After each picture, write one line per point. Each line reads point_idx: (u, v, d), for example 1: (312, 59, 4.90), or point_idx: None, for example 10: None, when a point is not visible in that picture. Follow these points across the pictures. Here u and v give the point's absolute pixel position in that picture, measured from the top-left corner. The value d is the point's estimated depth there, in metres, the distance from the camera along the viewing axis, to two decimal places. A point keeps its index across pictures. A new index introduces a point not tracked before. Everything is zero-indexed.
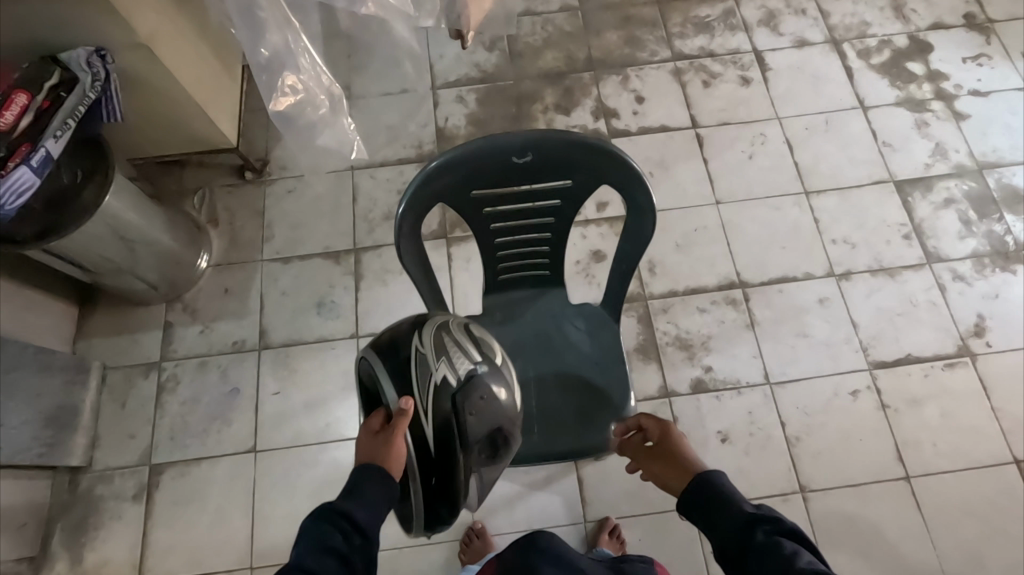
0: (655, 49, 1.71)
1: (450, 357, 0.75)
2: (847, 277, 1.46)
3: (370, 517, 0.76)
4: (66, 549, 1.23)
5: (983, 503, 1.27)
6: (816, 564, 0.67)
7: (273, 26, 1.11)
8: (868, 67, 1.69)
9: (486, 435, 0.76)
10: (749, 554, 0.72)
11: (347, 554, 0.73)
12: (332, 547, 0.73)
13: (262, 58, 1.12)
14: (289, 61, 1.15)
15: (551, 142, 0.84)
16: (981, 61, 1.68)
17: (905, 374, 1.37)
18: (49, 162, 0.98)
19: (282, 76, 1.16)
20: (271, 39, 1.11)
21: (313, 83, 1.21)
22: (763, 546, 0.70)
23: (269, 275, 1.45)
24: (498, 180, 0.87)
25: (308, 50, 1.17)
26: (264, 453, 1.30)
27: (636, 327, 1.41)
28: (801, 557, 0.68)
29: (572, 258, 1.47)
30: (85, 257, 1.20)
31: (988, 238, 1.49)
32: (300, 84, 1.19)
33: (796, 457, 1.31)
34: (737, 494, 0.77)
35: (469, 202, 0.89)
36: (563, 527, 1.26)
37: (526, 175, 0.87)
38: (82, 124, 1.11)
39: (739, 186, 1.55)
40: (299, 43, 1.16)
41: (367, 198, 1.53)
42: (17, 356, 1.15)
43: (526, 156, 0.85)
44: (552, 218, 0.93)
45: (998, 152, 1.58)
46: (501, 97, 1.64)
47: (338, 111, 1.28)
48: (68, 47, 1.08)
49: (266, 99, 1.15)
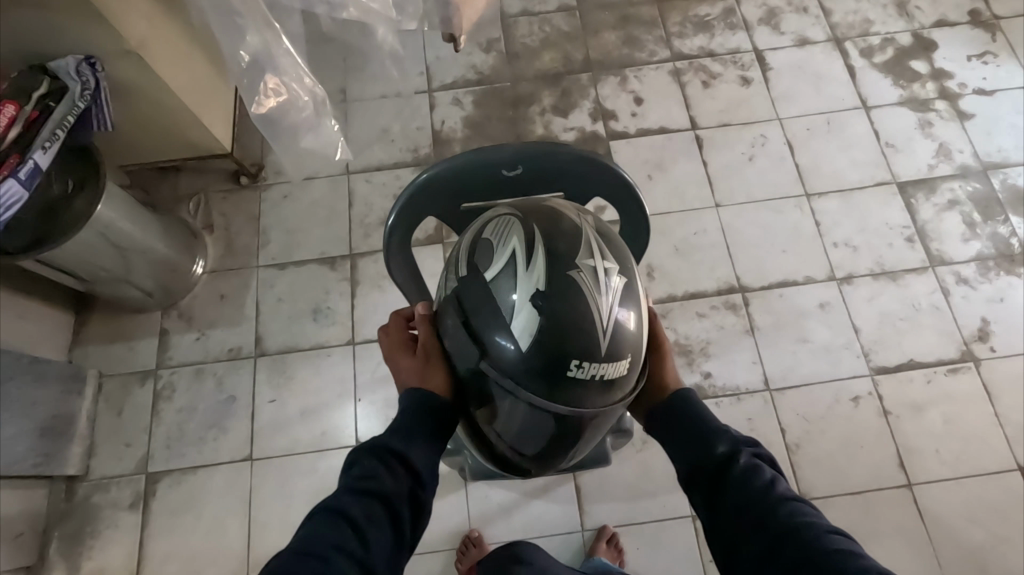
0: (654, 49, 1.69)
1: (451, 272, 0.70)
2: (848, 281, 1.45)
3: (421, 455, 0.70)
4: (63, 558, 1.23)
5: (986, 511, 1.26)
6: (791, 492, 0.66)
7: (252, 29, 1.09)
8: (870, 65, 1.67)
9: (466, 370, 0.67)
10: (726, 475, 0.68)
11: (393, 497, 0.66)
12: (376, 488, 0.65)
13: (243, 62, 1.11)
14: (270, 65, 1.14)
15: (540, 155, 0.82)
16: (986, 59, 1.66)
17: (907, 379, 1.36)
18: (37, 173, 0.97)
19: (264, 79, 1.14)
20: (250, 41, 1.10)
21: (296, 86, 1.19)
22: (743, 470, 0.67)
23: (265, 281, 1.45)
24: (489, 192, 0.85)
25: (291, 52, 1.15)
26: (261, 461, 1.30)
27: None
28: (780, 485, 0.66)
29: None
30: (79, 266, 1.20)
31: (992, 241, 1.47)
32: (282, 86, 1.17)
33: (797, 464, 1.30)
34: (709, 414, 0.74)
35: (460, 215, 0.87)
36: (560, 535, 1.25)
37: (517, 188, 0.85)
38: (70, 135, 1.10)
39: (739, 189, 1.54)
40: (281, 45, 1.13)
41: (363, 203, 1.52)
42: (11, 367, 1.15)
43: (516, 169, 0.83)
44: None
45: (1004, 152, 1.56)
46: (498, 99, 1.62)
47: (322, 114, 1.27)
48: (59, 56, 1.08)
49: (249, 103, 1.15)
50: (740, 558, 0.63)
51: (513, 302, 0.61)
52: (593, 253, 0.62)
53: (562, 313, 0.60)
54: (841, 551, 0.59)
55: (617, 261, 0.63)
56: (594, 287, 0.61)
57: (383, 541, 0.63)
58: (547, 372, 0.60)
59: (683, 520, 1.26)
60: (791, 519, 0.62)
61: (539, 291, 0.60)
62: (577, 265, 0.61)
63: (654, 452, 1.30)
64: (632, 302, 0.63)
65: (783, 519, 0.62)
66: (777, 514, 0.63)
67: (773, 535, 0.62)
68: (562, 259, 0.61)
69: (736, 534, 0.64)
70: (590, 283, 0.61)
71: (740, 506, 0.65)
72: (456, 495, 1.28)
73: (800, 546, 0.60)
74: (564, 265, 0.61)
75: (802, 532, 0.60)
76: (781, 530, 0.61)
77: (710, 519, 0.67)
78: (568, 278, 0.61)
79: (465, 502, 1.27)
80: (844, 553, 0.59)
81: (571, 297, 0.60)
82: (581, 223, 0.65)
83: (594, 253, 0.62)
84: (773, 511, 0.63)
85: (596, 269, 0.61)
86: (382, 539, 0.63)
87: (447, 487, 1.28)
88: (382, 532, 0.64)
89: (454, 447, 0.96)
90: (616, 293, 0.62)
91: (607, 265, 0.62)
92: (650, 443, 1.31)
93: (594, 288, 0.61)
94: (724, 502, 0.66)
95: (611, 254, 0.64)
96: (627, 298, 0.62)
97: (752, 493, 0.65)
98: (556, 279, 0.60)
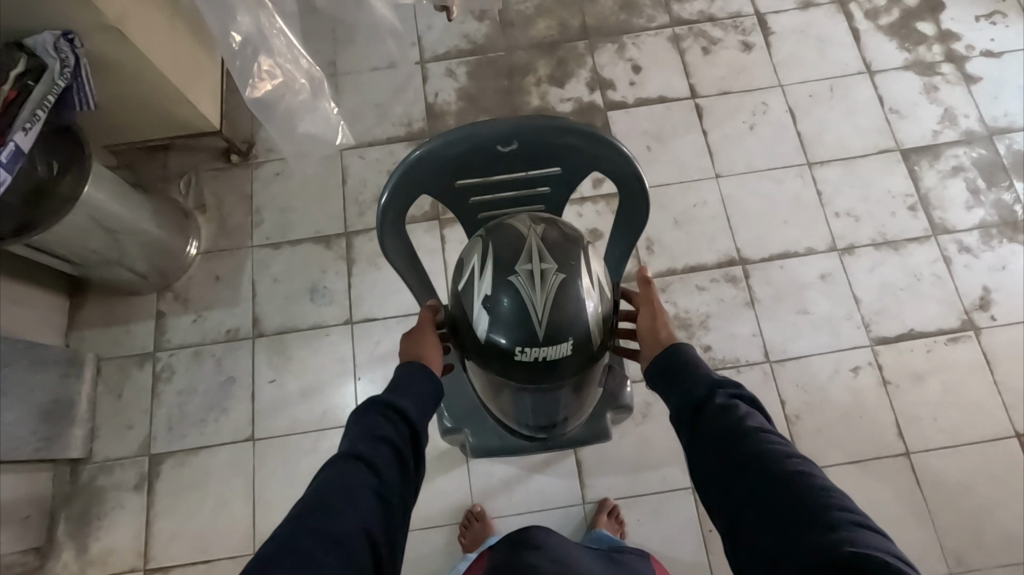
0: (653, 14, 1.64)
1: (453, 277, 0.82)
2: (850, 251, 1.44)
3: (414, 408, 0.77)
4: (70, 538, 1.25)
5: (983, 477, 1.27)
6: (765, 426, 0.70)
7: (242, 8, 1.08)
8: (875, 28, 1.63)
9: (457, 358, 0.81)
10: (704, 414, 0.73)
11: (398, 443, 0.72)
12: (384, 435, 0.72)
13: (234, 43, 1.10)
14: (262, 45, 1.12)
15: (535, 129, 0.80)
16: (995, 19, 1.62)
17: (907, 349, 1.36)
18: (18, 156, 0.95)
19: (257, 60, 1.13)
20: (241, 22, 1.08)
21: (291, 67, 1.17)
22: (720, 408, 0.72)
23: (259, 261, 1.44)
24: (483, 169, 0.84)
25: (283, 31, 1.14)
26: (262, 441, 1.31)
27: None
28: (754, 419, 0.70)
29: None
30: (69, 249, 1.19)
31: (996, 208, 1.46)
32: (276, 68, 1.15)
33: (796, 436, 1.31)
34: (700, 360, 0.80)
35: (454, 191, 0.86)
36: (561, 509, 1.27)
37: (511, 163, 0.84)
38: (53, 115, 1.08)
39: (739, 159, 1.52)
40: (273, 24, 1.12)
41: (356, 179, 1.50)
42: (8, 352, 1.14)
43: (510, 144, 0.81)
44: (541, 206, 0.90)
45: (1010, 116, 1.53)
46: (492, 69, 1.59)
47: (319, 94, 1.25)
48: (37, 32, 1.05)
49: (243, 86, 1.12)
50: (710, 486, 0.68)
51: (472, 304, 0.72)
52: (532, 258, 0.68)
53: (505, 314, 0.69)
54: (797, 473, 0.62)
55: (557, 259, 0.69)
56: (529, 290, 0.68)
57: (394, 480, 0.69)
58: (501, 360, 0.70)
59: (683, 492, 1.27)
60: (755, 448, 0.66)
61: (487, 294, 0.70)
62: (516, 270, 0.68)
63: (653, 426, 1.32)
64: (575, 298, 0.69)
65: (749, 448, 0.66)
66: (744, 445, 0.67)
67: (738, 460, 0.66)
68: (504, 266, 0.69)
69: (706, 464, 0.69)
70: (526, 286, 0.68)
71: (715, 440, 0.70)
72: (458, 471, 1.29)
73: (763, 472, 0.64)
74: (506, 271, 0.69)
75: (764, 459, 0.65)
76: (745, 457, 0.66)
77: (689, 453, 0.72)
78: (510, 282, 0.68)
79: (467, 478, 1.29)
80: (802, 476, 0.62)
81: (511, 298, 0.68)
82: (529, 231, 0.70)
83: (534, 256, 0.68)
84: (740, 441, 0.68)
85: (533, 272, 0.68)
86: (394, 478, 0.69)
87: (449, 463, 1.30)
88: (394, 472, 0.69)
89: (454, 425, 0.96)
90: (554, 291, 0.68)
91: (547, 266, 0.68)
92: (650, 417, 1.32)
93: (532, 290, 0.68)
94: (699, 438, 0.71)
95: (553, 255, 0.69)
96: (568, 294, 0.68)
97: (727, 426, 0.70)
98: (500, 284, 0.69)
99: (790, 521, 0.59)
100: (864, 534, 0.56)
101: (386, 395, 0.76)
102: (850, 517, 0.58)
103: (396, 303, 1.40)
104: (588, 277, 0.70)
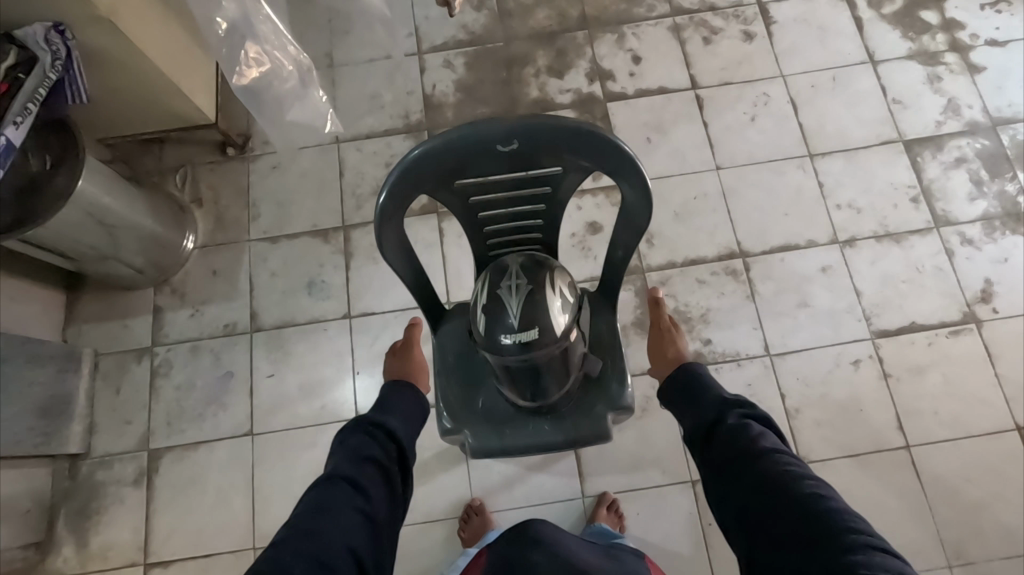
0: (653, 4, 1.63)
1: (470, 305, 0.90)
2: (851, 243, 1.43)
3: (401, 428, 0.81)
4: (70, 533, 1.25)
5: (983, 470, 1.27)
6: (777, 444, 0.73)
7: None
8: (879, 17, 1.61)
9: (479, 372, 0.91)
10: (717, 434, 0.76)
11: (385, 461, 0.76)
12: (371, 455, 0.75)
13: (219, 29, 1.09)
14: (249, 33, 1.11)
15: (536, 130, 0.79)
16: (999, 7, 1.60)
17: (908, 342, 1.36)
18: (8, 151, 0.95)
19: (243, 47, 1.12)
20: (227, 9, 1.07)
21: (279, 55, 1.16)
22: (734, 427, 0.75)
23: (257, 255, 1.43)
24: (483, 168, 0.83)
25: (270, 18, 1.13)
26: (262, 436, 1.31)
27: (634, 301, 1.39)
28: (766, 438, 0.73)
29: (568, 230, 1.45)
30: (63, 244, 1.18)
31: (999, 199, 1.45)
32: (263, 55, 1.14)
33: (795, 429, 1.31)
34: (712, 384, 0.84)
35: (453, 190, 0.85)
36: (561, 503, 1.27)
37: (511, 162, 0.82)
38: (44, 107, 1.07)
39: (741, 151, 1.50)
40: (260, 11, 1.11)
41: (354, 172, 1.49)
42: (4, 346, 1.14)
43: (510, 144, 0.80)
44: (542, 205, 0.90)
45: (1013, 106, 1.52)
46: (491, 60, 1.57)
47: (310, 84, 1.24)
48: (28, 22, 1.04)
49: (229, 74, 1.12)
50: (725, 505, 0.72)
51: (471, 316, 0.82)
52: (510, 274, 0.78)
53: (492, 319, 0.78)
54: (809, 493, 0.65)
55: (532, 276, 0.78)
56: (507, 298, 0.77)
57: (382, 497, 0.73)
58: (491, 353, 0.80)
59: (683, 486, 1.27)
60: (767, 468, 0.69)
61: (480, 305, 0.80)
62: (499, 284, 0.78)
63: (653, 420, 1.32)
64: (544, 304, 0.78)
65: (762, 468, 0.69)
66: (757, 465, 0.70)
67: (751, 479, 0.69)
68: (491, 281, 0.79)
69: (721, 482, 0.72)
70: (505, 296, 0.78)
71: (728, 460, 0.73)
72: (458, 467, 1.29)
73: (775, 492, 0.67)
74: (491, 285, 0.79)
75: (781, 477, 0.68)
76: (763, 475, 0.69)
77: (704, 472, 0.76)
78: (493, 293, 0.78)
79: (466, 473, 1.29)
80: (814, 495, 0.65)
81: (491, 307, 0.78)
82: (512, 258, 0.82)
83: (512, 274, 0.78)
84: (756, 459, 0.71)
85: (510, 286, 0.78)
86: (380, 496, 0.73)
87: (450, 458, 1.30)
88: (381, 490, 0.73)
89: (454, 427, 0.96)
90: (526, 299, 0.77)
91: (519, 281, 0.78)
92: (650, 411, 1.32)
93: (507, 299, 0.77)
94: (714, 457, 0.75)
95: (527, 273, 0.79)
96: (538, 301, 0.77)
97: (739, 446, 0.73)
98: (487, 297, 0.79)
99: (803, 541, 0.62)
100: (875, 555, 0.59)
101: (374, 418, 0.80)
102: (866, 538, 0.61)
103: (395, 297, 1.40)
104: (554, 292, 0.79)
